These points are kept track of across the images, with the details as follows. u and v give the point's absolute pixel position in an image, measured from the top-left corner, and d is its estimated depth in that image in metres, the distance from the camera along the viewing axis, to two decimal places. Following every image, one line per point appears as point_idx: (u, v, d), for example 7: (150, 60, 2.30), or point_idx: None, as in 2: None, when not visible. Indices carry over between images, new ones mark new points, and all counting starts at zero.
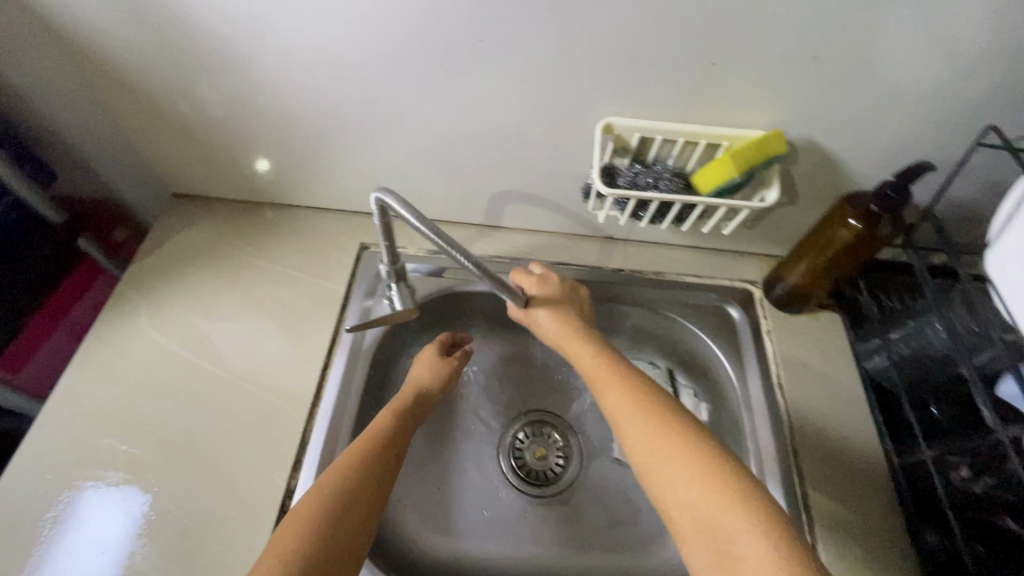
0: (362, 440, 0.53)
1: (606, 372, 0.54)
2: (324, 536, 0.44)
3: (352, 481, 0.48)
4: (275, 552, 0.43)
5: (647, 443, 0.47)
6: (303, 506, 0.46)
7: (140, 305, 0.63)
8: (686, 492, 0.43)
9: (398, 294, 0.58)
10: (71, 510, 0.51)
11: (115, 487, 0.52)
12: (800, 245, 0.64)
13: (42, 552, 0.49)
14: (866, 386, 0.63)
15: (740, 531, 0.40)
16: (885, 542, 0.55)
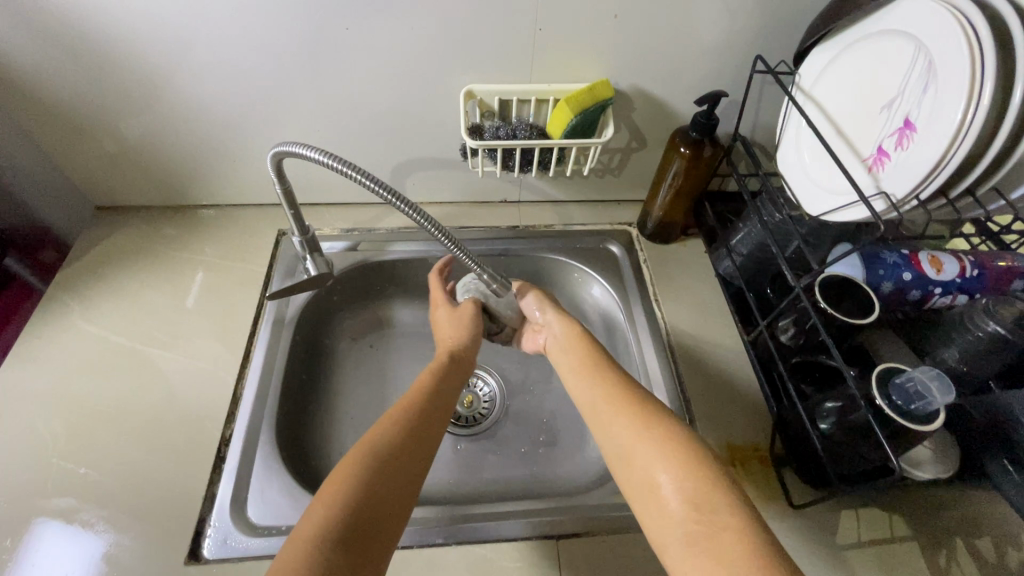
0: (398, 407, 0.54)
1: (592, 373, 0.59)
2: (371, 490, 0.45)
3: (397, 441, 0.50)
4: (320, 504, 0.44)
5: (625, 437, 0.51)
6: (344, 462, 0.47)
7: (73, 303, 0.69)
8: (669, 482, 0.45)
9: (313, 262, 0.69)
10: (20, 553, 0.52)
11: (73, 527, 0.53)
12: (655, 181, 0.76)
13: None
14: (724, 288, 0.74)
15: (721, 510, 0.42)
16: (751, 414, 0.63)
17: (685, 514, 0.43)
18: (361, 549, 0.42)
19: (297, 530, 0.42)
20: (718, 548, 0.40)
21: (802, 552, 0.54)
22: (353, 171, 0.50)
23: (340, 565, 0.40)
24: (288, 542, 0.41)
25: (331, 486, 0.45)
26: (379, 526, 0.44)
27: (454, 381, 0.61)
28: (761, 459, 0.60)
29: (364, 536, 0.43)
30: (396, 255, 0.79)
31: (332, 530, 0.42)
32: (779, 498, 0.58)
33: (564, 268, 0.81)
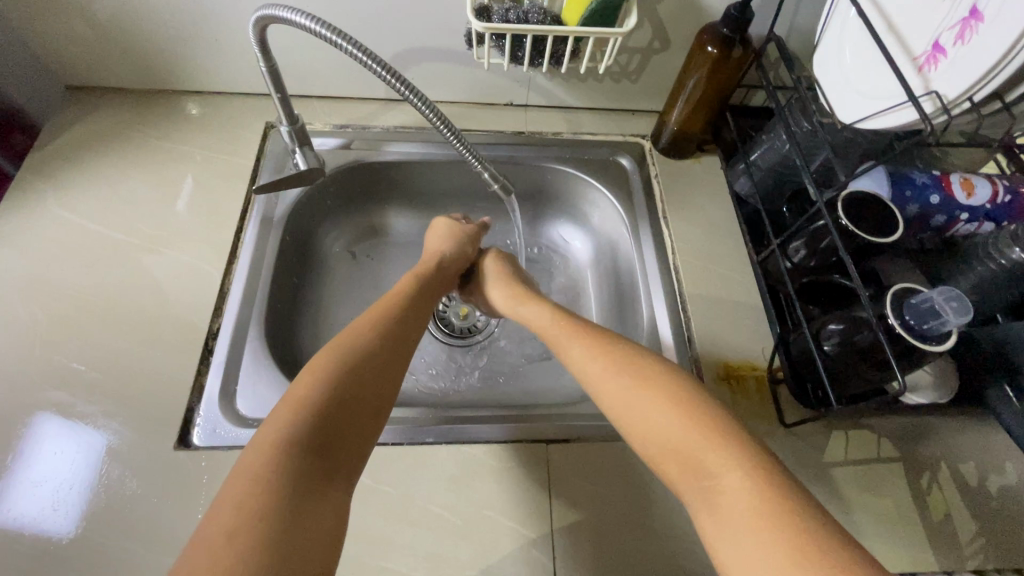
0: (365, 317, 0.52)
1: (568, 325, 0.56)
2: (336, 398, 0.43)
3: (363, 356, 0.47)
4: (282, 414, 0.41)
5: (623, 380, 0.48)
6: (303, 377, 0.44)
7: (46, 187, 0.65)
8: (668, 423, 0.44)
9: (302, 156, 0.65)
10: (24, 440, 0.51)
11: (79, 426, 0.52)
12: (675, 87, 0.70)
13: (11, 468, 0.50)
14: (737, 207, 0.71)
15: (720, 464, 0.40)
16: (751, 335, 0.62)
17: (685, 461, 0.42)
18: (329, 454, 0.41)
19: (256, 441, 0.40)
20: (719, 490, 0.39)
21: (788, 467, 0.55)
22: (336, 35, 0.46)
23: (307, 473, 0.38)
24: (248, 451, 0.39)
25: (291, 398, 0.43)
26: (345, 431, 0.43)
27: (421, 298, 0.58)
28: (757, 378, 0.60)
29: (331, 442, 0.41)
30: (392, 155, 0.74)
31: (296, 437, 0.40)
32: (770, 415, 0.58)
33: (570, 181, 0.77)
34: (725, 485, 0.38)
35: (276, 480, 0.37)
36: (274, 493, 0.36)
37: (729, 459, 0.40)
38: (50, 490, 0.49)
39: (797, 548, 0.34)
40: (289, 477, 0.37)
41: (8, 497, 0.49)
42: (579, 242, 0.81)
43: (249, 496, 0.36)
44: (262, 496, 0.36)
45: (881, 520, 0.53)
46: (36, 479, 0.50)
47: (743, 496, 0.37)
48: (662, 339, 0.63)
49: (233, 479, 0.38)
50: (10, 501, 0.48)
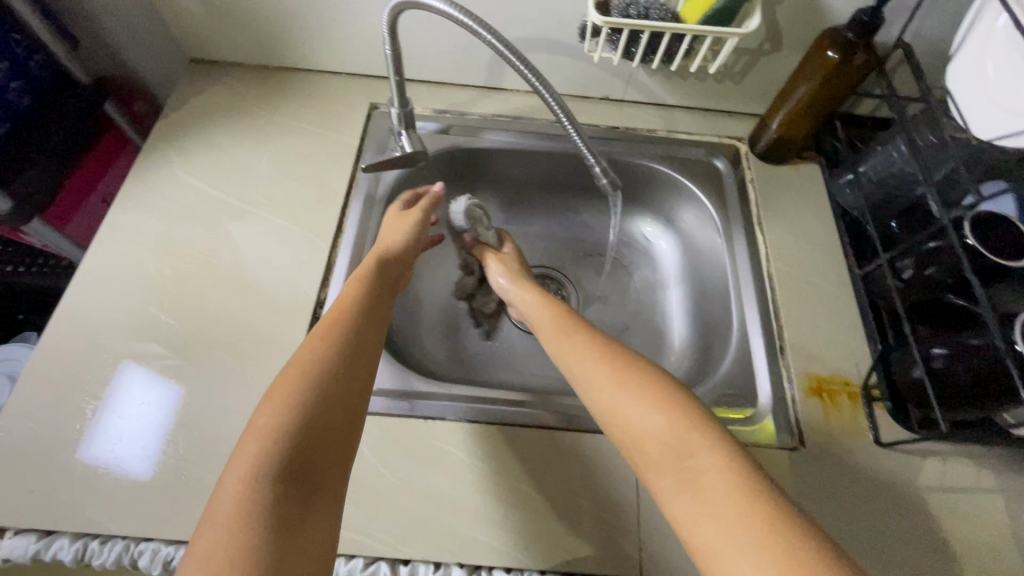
0: (318, 331, 0.51)
1: (563, 322, 0.59)
2: (301, 423, 0.43)
3: (321, 374, 0.46)
4: (249, 448, 0.41)
5: (603, 371, 0.51)
6: (261, 413, 0.44)
7: (171, 153, 0.70)
8: (648, 420, 0.46)
9: (408, 138, 0.67)
10: (110, 385, 0.56)
11: (156, 376, 0.57)
12: (783, 91, 0.69)
13: (99, 409, 0.55)
14: (838, 218, 0.69)
15: (700, 453, 0.42)
16: (846, 350, 0.61)
17: (670, 450, 0.43)
18: (306, 479, 0.41)
19: (225, 483, 0.40)
20: (699, 479, 0.41)
21: (879, 487, 0.55)
22: (474, 20, 0.48)
23: (285, 499, 0.39)
24: (219, 494, 0.39)
25: (253, 431, 0.42)
26: (316, 454, 0.43)
27: (377, 302, 0.56)
28: (850, 394, 0.59)
29: (306, 467, 0.42)
30: (488, 143, 0.75)
31: (268, 468, 0.40)
32: (863, 433, 0.57)
33: (660, 179, 0.76)
34: (704, 472, 0.41)
35: (252, 515, 0.38)
36: (255, 525, 0.37)
37: (711, 452, 0.42)
38: (179, 438, 0.54)
39: (775, 534, 0.36)
40: (265, 510, 0.38)
41: (117, 442, 0.54)
42: (664, 241, 0.80)
43: (228, 535, 0.36)
44: (242, 531, 0.37)
45: (974, 551, 0.52)
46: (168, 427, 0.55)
47: (721, 485, 0.40)
48: (752, 346, 0.63)
49: (206, 525, 0.38)
50: (119, 446, 0.54)
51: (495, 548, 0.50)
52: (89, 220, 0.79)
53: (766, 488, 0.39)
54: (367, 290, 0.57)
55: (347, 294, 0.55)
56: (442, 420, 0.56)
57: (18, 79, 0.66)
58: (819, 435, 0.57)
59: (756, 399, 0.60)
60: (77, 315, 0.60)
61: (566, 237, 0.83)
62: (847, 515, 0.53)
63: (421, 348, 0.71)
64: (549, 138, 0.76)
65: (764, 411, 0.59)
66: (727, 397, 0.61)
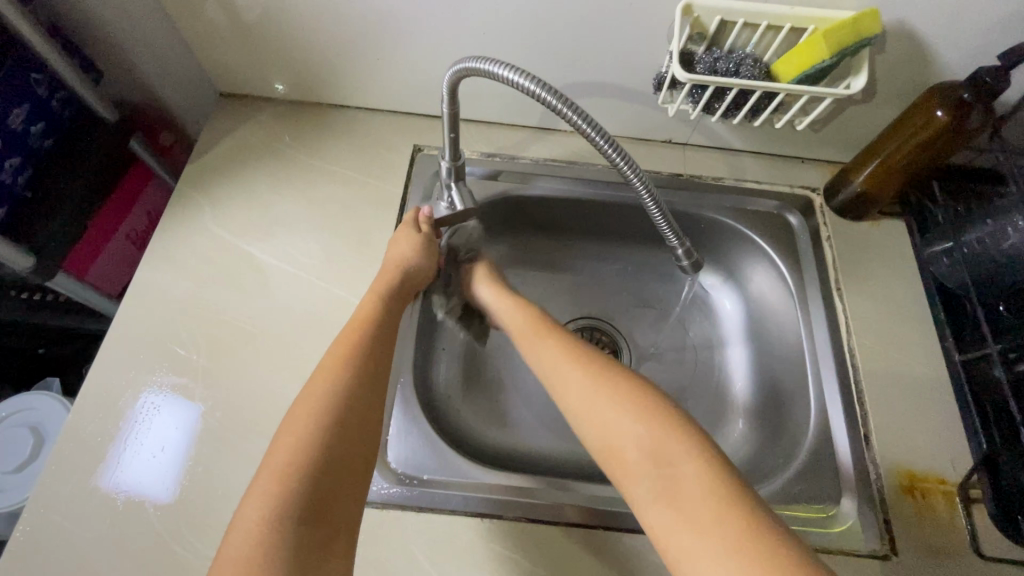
0: (335, 354, 0.50)
1: (534, 321, 0.58)
2: (320, 462, 0.43)
3: (337, 407, 0.46)
4: (267, 489, 0.41)
5: (580, 378, 0.49)
6: (277, 451, 0.43)
7: (202, 201, 0.65)
8: (625, 421, 0.44)
9: (458, 194, 0.61)
10: (130, 412, 0.55)
11: (174, 397, 0.56)
12: (871, 145, 0.63)
13: (119, 441, 0.54)
14: (930, 288, 0.63)
15: (679, 456, 0.41)
16: (942, 442, 0.55)
17: (647, 453, 0.42)
18: (327, 518, 0.41)
19: (241, 521, 0.40)
20: (677, 482, 0.40)
21: None
22: (552, 96, 0.43)
23: (305, 542, 0.39)
24: (235, 533, 0.40)
25: (271, 469, 0.42)
26: (336, 494, 0.42)
27: (391, 320, 0.55)
28: (946, 495, 0.53)
29: (324, 507, 0.41)
30: (540, 191, 0.69)
31: (285, 512, 0.40)
32: (962, 541, 0.52)
33: (725, 231, 0.71)
34: (683, 477, 0.40)
35: (268, 560, 0.38)
36: (271, 571, 0.37)
37: (688, 455, 0.41)
38: (216, 531, 0.50)
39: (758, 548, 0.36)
40: (282, 557, 0.38)
41: (134, 467, 0.53)
42: (727, 300, 0.74)
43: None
44: (259, 567, 0.37)
45: None
46: (204, 519, 0.51)
47: (698, 490, 0.39)
48: (833, 433, 0.57)
49: (226, 565, 0.38)
50: (138, 470, 0.52)
51: None
52: (109, 265, 0.74)
53: (745, 498, 0.39)
54: (386, 305, 0.56)
55: (361, 312, 0.54)
56: (499, 518, 0.51)
57: (39, 123, 0.62)
58: (913, 543, 0.52)
59: (840, 495, 0.55)
60: (105, 387, 0.56)
61: (617, 287, 0.78)
62: None
63: (464, 417, 0.66)
64: (606, 185, 0.70)
65: (849, 511, 0.53)
66: (807, 491, 0.56)
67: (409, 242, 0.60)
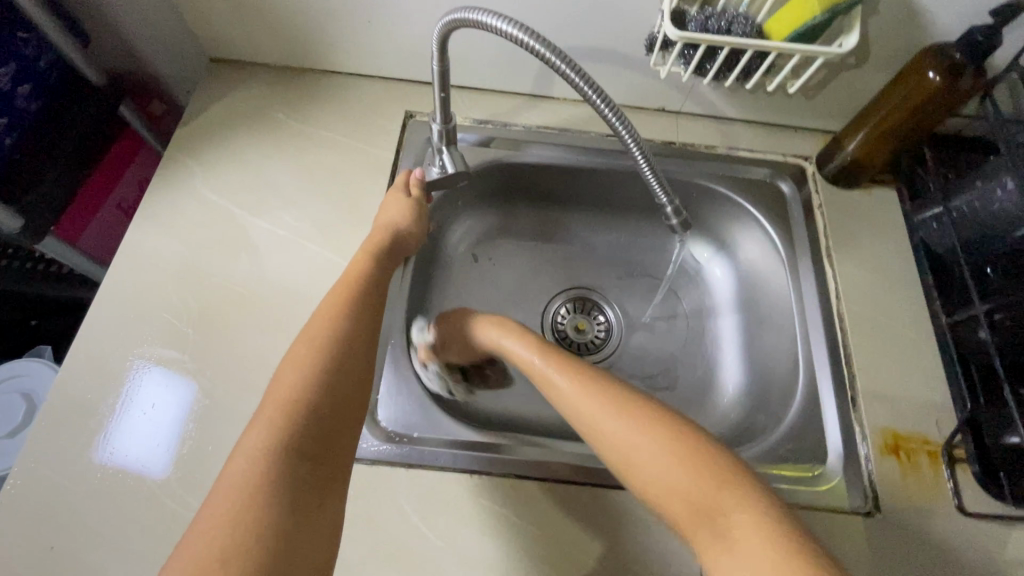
0: (332, 303, 0.49)
1: (551, 361, 0.54)
2: (321, 400, 0.43)
3: (339, 349, 0.46)
4: (269, 419, 0.41)
5: (616, 421, 0.46)
6: (278, 385, 0.43)
7: (192, 166, 0.64)
8: (667, 472, 0.42)
9: (449, 157, 0.61)
10: (127, 389, 0.54)
11: (170, 376, 0.55)
12: (865, 110, 0.63)
13: (115, 417, 0.53)
14: (919, 254, 0.63)
15: (733, 509, 0.39)
16: (928, 404, 0.56)
17: (697, 506, 0.40)
18: (325, 456, 0.41)
19: (241, 450, 0.39)
20: (733, 535, 0.38)
21: (964, 561, 0.50)
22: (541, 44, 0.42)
23: (303, 475, 0.39)
24: (234, 461, 0.39)
25: (274, 401, 0.42)
26: (334, 433, 0.42)
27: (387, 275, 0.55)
28: (931, 454, 0.54)
29: (324, 444, 0.42)
30: (533, 158, 0.69)
31: (287, 442, 0.40)
32: (945, 498, 0.52)
33: (718, 200, 0.71)
34: (739, 530, 0.38)
35: (270, 489, 0.37)
36: (272, 500, 0.37)
37: (741, 502, 0.39)
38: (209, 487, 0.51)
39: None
40: (284, 487, 0.38)
41: (128, 441, 0.52)
42: (719, 270, 0.75)
43: (246, 508, 0.36)
44: (258, 493, 0.37)
45: None
46: (196, 475, 0.51)
47: (757, 540, 0.36)
48: (821, 395, 0.58)
49: (224, 489, 0.37)
50: (131, 444, 0.52)
51: None
52: (99, 233, 0.74)
53: (805, 544, 0.36)
54: (377, 264, 0.55)
55: (360, 265, 0.54)
56: (488, 474, 0.52)
57: (26, 83, 0.61)
58: (897, 501, 0.52)
59: (825, 456, 0.55)
60: (95, 348, 0.56)
61: (610, 258, 0.78)
62: None
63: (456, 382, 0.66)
64: (599, 153, 0.70)
65: (835, 469, 0.54)
66: (794, 452, 0.56)
67: (401, 210, 0.58)
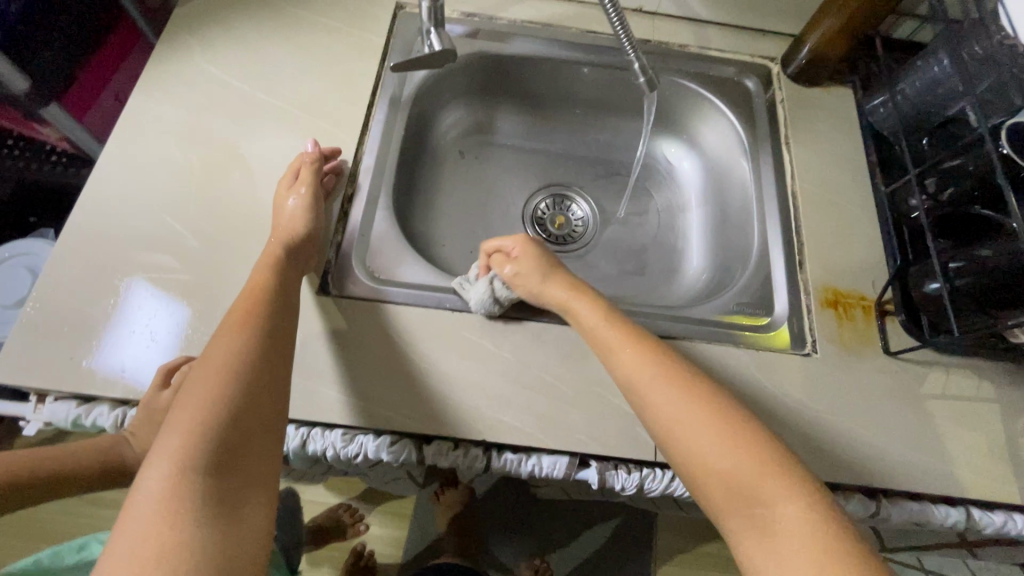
0: (239, 317, 0.50)
1: (610, 330, 0.51)
2: (231, 418, 0.43)
3: (240, 363, 0.46)
4: (176, 441, 0.40)
5: (675, 402, 0.45)
6: (182, 411, 0.42)
7: (192, 42, 0.68)
8: (714, 450, 0.41)
9: (437, 36, 0.63)
10: (120, 306, 0.55)
11: (161, 295, 0.56)
12: (825, 4, 0.66)
13: (108, 331, 0.54)
14: (867, 137, 0.69)
15: (778, 500, 0.38)
16: (864, 267, 0.63)
17: (740, 493, 0.40)
18: (239, 471, 0.41)
19: (143, 485, 0.38)
20: (776, 527, 0.37)
21: (887, 394, 0.57)
22: None
23: (217, 492, 0.39)
24: (137, 497, 0.38)
25: (179, 426, 0.41)
26: (247, 449, 0.43)
27: (292, 272, 0.54)
28: (865, 309, 0.61)
29: (235, 460, 0.41)
30: (516, 50, 0.74)
31: (193, 466, 0.39)
32: (874, 343, 0.59)
33: (689, 97, 0.75)
34: (781, 522, 0.37)
35: (184, 511, 0.37)
36: (188, 521, 0.36)
37: (789, 492, 0.39)
38: (213, 315, 0.56)
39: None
40: (193, 511, 0.37)
41: (128, 355, 0.53)
42: (689, 166, 0.80)
43: (155, 541, 0.35)
44: (174, 521, 0.36)
45: (965, 455, 0.55)
46: (201, 304, 0.56)
47: (804, 531, 0.37)
48: (771, 260, 0.64)
49: (129, 522, 0.36)
50: (124, 354, 0.53)
51: (521, 431, 0.53)
52: (101, 115, 0.78)
53: (848, 535, 0.36)
54: (282, 268, 0.54)
55: (259, 274, 0.53)
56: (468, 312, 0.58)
57: None
58: (832, 344, 0.59)
59: (772, 309, 0.62)
60: (96, 197, 0.59)
61: (586, 158, 0.83)
62: (850, 413, 0.56)
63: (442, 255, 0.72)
64: (579, 48, 0.74)
65: (779, 319, 0.61)
66: (745, 307, 0.63)
67: (293, 217, 0.56)
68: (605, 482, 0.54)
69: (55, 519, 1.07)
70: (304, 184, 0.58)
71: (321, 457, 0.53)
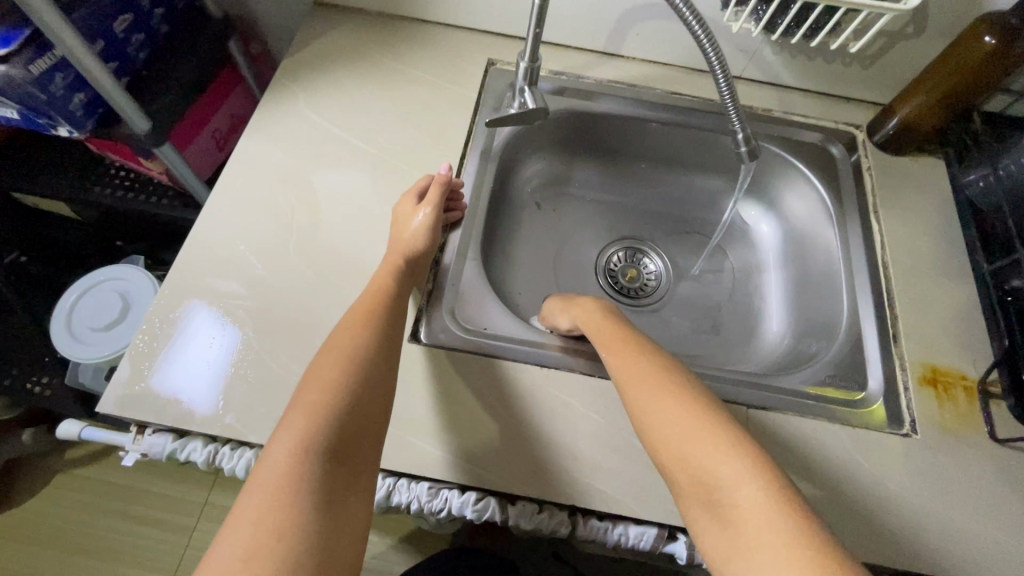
0: (360, 313, 0.52)
1: (610, 333, 0.54)
2: (348, 406, 0.45)
3: (363, 358, 0.48)
4: (296, 423, 0.43)
5: (648, 387, 0.47)
6: (311, 389, 0.45)
7: (298, 91, 0.72)
8: (679, 427, 0.43)
9: (531, 95, 0.65)
10: (183, 333, 0.57)
11: (222, 326, 0.57)
12: (920, 76, 0.67)
13: (171, 358, 0.56)
14: (963, 209, 0.67)
15: (733, 478, 0.39)
16: (965, 346, 0.60)
17: (696, 474, 0.41)
18: (350, 461, 0.43)
19: (271, 454, 0.42)
20: (731, 510, 0.38)
21: (997, 485, 0.54)
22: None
23: (329, 476, 0.41)
24: (265, 466, 0.41)
25: (303, 405, 0.44)
26: (358, 440, 0.44)
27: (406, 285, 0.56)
28: (967, 389, 0.58)
29: (349, 446, 0.44)
30: (603, 107, 0.76)
31: (316, 447, 0.42)
32: (980, 426, 0.56)
33: (773, 160, 0.75)
34: (739, 501, 0.38)
35: (299, 489, 0.40)
36: (302, 497, 0.39)
37: (742, 469, 0.40)
38: (306, 356, 0.57)
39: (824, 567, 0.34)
40: (311, 487, 0.40)
41: (187, 382, 0.55)
42: (766, 226, 0.80)
43: (274, 509, 0.38)
44: (287, 499, 0.39)
45: None
46: (295, 344, 0.57)
47: (759, 510, 0.37)
48: (862, 331, 0.63)
49: (253, 490, 0.40)
50: (185, 381, 0.55)
51: (608, 497, 0.52)
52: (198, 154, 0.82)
53: (805, 514, 0.37)
54: (400, 279, 0.56)
55: (383, 278, 0.55)
56: (557, 368, 0.58)
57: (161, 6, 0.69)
58: (934, 425, 0.56)
59: (866, 383, 0.60)
60: (203, 233, 0.62)
61: (660, 213, 0.84)
62: (956, 501, 0.53)
63: (520, 302, 0.73)
64: (663, 108, 0.76)
65: (874, 395, 0.59)
66: (836, 378, 0.61)
67: (415, 237, 0.59)
68: (694, 558, 0.52)
69: (99, 534, 1.09)
70: (428, 203, 0.60)
71: (404, 508, 0.53)
